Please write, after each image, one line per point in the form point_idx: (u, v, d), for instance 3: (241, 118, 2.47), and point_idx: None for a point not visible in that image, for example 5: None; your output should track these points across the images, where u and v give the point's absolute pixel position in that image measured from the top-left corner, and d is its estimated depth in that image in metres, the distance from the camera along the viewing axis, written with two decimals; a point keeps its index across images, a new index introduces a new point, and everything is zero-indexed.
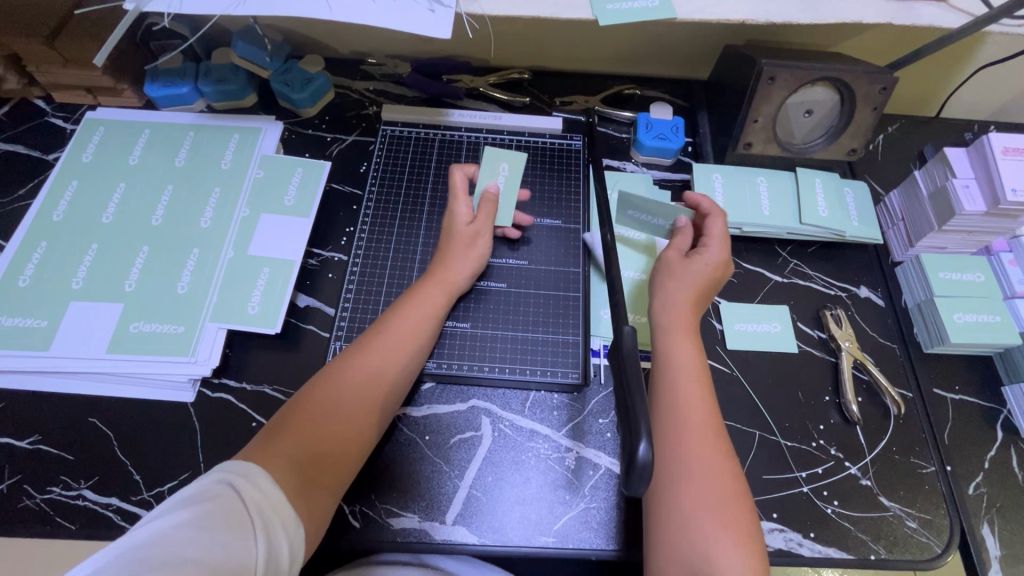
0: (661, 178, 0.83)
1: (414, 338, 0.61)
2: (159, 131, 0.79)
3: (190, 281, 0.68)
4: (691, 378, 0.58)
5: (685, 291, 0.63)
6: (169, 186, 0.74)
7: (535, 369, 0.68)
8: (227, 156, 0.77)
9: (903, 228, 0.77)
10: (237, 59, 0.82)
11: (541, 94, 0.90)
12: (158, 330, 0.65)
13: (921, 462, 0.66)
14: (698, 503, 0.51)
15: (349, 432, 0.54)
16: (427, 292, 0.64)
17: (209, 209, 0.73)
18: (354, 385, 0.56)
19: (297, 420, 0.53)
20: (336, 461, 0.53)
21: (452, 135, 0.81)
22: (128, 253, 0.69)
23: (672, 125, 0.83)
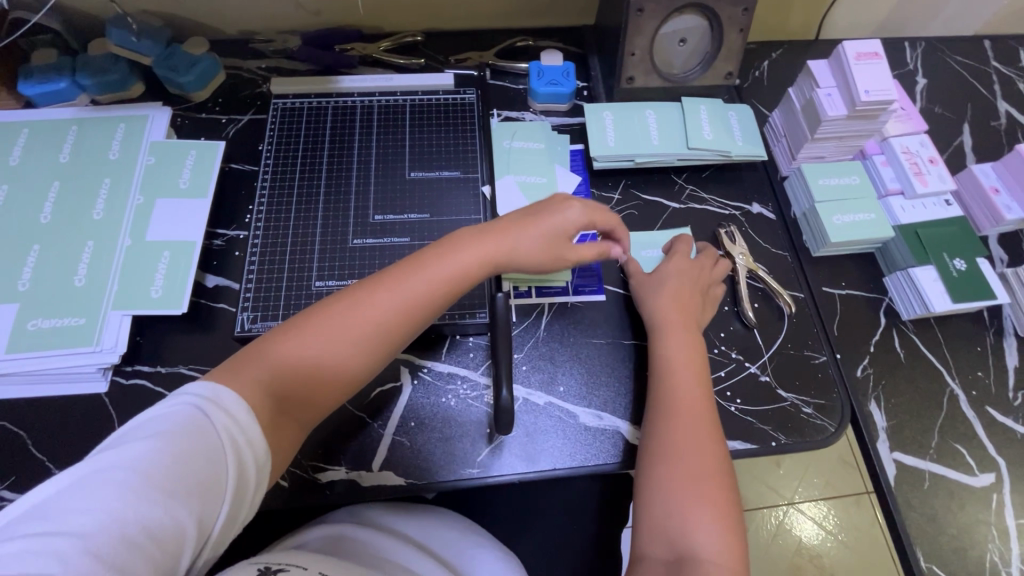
0: (559, 124, 0.86)
1: (429, 302, 0.58)
2: (39, 129, 0.76)
3: (88, 273, 0.67)
4: (682, 375, 0.62)
5: (672, 297, 0.67)
6: (53, 183, 0.72)
7: (447, 314, 0.69)
8: (116, 147, 0.75)
9: (786, 142, 0.82)
10: (113, 48, 0.81)
11: (435, 54, 0.91)
12: (57, 325, 0.64)
13: (813, 353, 0.72)
14: (686, 481, 0.55)
15: (334, 377, 0.55)
16: (464, 253, 0.61)
17: (101, 200, 0.71)
18: (358, 326, 0.55)
19: (289, 349, 0.53)
20: (316, 400, 0.54)
21: (345, 101, 0.79)
22: (19, 253, 0.67)
23: (563, 71, 0.86)
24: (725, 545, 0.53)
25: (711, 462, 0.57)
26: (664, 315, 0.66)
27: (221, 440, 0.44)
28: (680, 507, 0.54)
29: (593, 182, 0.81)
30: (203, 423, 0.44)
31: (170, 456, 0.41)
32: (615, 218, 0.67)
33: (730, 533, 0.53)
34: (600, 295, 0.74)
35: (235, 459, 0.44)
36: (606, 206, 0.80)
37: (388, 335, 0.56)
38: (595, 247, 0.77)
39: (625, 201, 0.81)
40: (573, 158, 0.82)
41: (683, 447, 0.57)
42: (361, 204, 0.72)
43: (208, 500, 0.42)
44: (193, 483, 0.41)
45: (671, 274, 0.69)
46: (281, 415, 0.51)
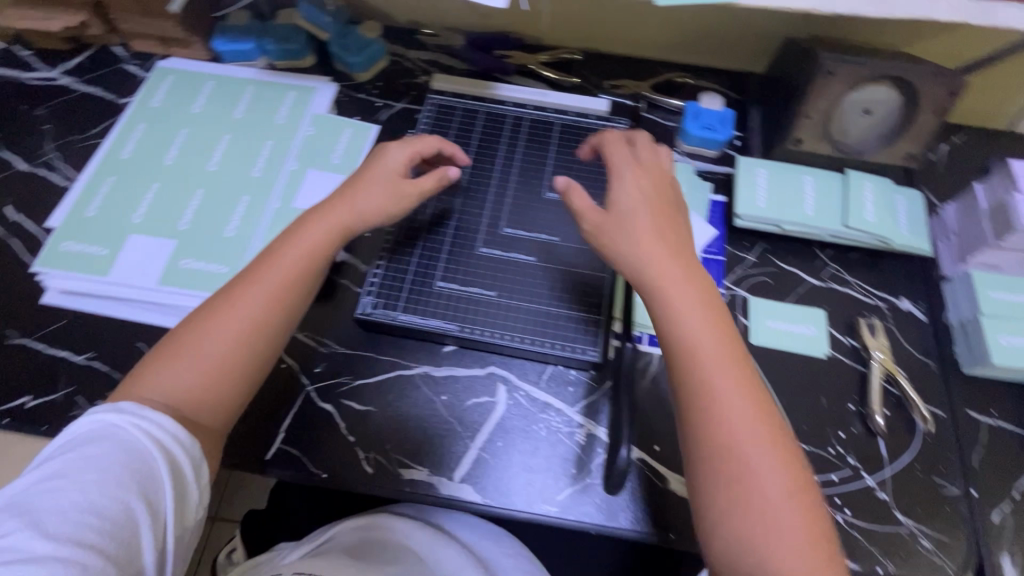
0: (703, 169, 0.83)
1: (284, 282, 0.57)
2: (222, 83, 0.83)
3: (239, 225, 0.72)
4: (698, 339, 0.53)
5: (647, 237, 0.56)
6: (225, 135, 0.78)
7: (556, 343, 0.66)
8: (284, 112, 0.80)
9: (956, 242, 0.74)
10: (299, 21, 0.87)
11: (590, 76, 0.90)
12: (204, 268, 0.69)
13: (944, 482, 0.64)
14: (744, 495, 0.48)
15: (234, 369, 0.54)
16: (321, 223, 0.59)
17: (262, 159, 0.76)
18: (220, 321, 0.55)
19: (179, 357, 0.53)
20: (220, 393, 0.54)
21: (498, 108, 0.80)
22: (186, 194, 0.73)
23: (721, 116, 0.82)
24: (802, 517, 0.47)
25: (758, 425, 0.50)
26: (670, 289, 0.54)
27: (143, 440, 0.49)
28: (741, 495, 0.48)
29: (728, 238, 0.77)
30: (117, 430, 0.49)
31: (95, 462, 0.46)
32: (437, 144, 0.69)
33: (790, 467, 0.49)
34: None
35: (161, 452, 0.49)
36: (738, 266, 0.76)
37: (258, 330, 0.55)
38: None
39: (759, 265, 0.76)
40: (713, 209, 0.79)
41: (727, 458, 0.49)
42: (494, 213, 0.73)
43: (144, 486, 0.47)
44: (121, 478, 0.46)
45: (627, 197, 0.59)
46: (183, 411, 0.52)
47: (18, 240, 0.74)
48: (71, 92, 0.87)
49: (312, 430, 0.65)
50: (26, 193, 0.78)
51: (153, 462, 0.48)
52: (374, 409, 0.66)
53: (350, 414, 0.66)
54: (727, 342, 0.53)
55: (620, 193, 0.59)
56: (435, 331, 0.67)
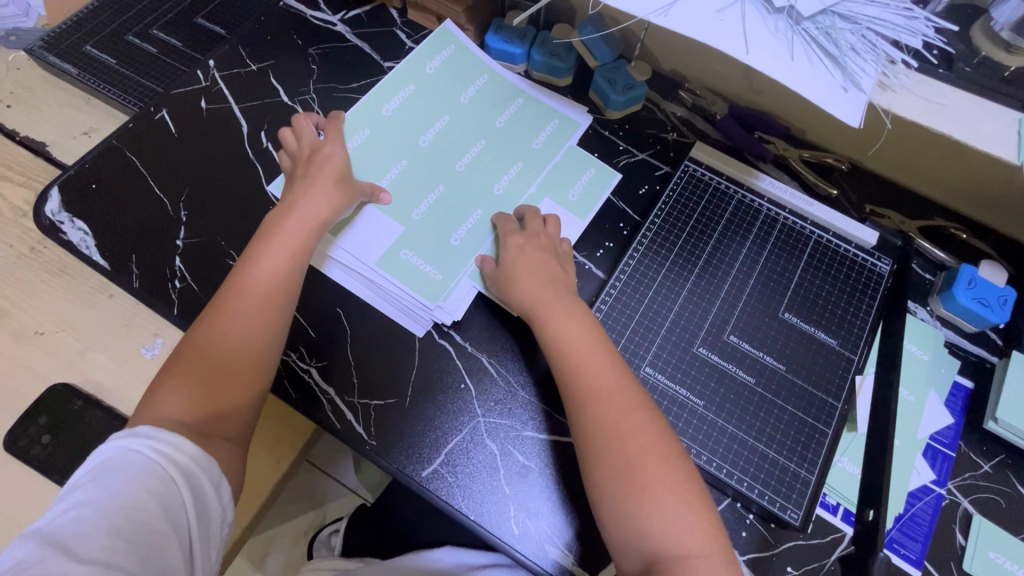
0: (953, 342, 0.72)
1: (273, 282, 0.62)
2: (494, 80, 0.83)
3: (463, 237, 0.72)
4: (600, 375, 0.59)
5: (554, 299, 0.64)
6: (479, 137, 0.78)
7: (756, 487, 0.59)
8: (542, 136, 0.79)
9: None
10: (575, 41, 0.84)
11: (850, 193, 0.81)
12: (420, 268, 0.70)
13: None
14: (655, 535, 0.52)
15: (237, 373, 0.59)
16: (293, 229, 0.66)
17: (506, 177, 0.76)
18: (223, 331, 0.60)
19: (192, 368, 0.58)
20: (229, 402, 0.58)
21: (752, 200, 0.74)
22: (427, 183, 0.75)
23: (1000, 295, 0.71)
24: (705, 533, 0.53)
25: (674, 464, 0.55)
26: (587, 359, 0.60)
27: (160, 465, 0.51)
28: (647, 513, 0.53)
29: (964, 433, 0.67)
30: (136, 456, 0.51)
31: (116, 490, 0.49)
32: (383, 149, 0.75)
33: (698, 501, 0.54)
34: (916, 567, 0.61)
35: (179, 474, 0.51)
36: (969, 471, 0.65)
37: (258, 333, 0.60)
38: (936, 510, 0.63)
39: (994, 479, 0.65)
40: (954, 392, 0.69)
41: (636, 501, 0.53)
42: (723, 315, 0.67)
43: (168, 506, 0.49)
44: (145, 500, 0.49)
45: (534, 280, 0.65)
46: (199, 428, 0.56)
47: (263, 168, 0.78)
48: (341, 40, 0.90)
49: (469, 463, 0.63)
50: (281, 125, 0.82)
51: (174, 486, 0.51)
52: (534, 468, 0.63)
53: (511, 464, 0.63)
54: (627, 384, 0.59)
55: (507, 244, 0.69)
56: None
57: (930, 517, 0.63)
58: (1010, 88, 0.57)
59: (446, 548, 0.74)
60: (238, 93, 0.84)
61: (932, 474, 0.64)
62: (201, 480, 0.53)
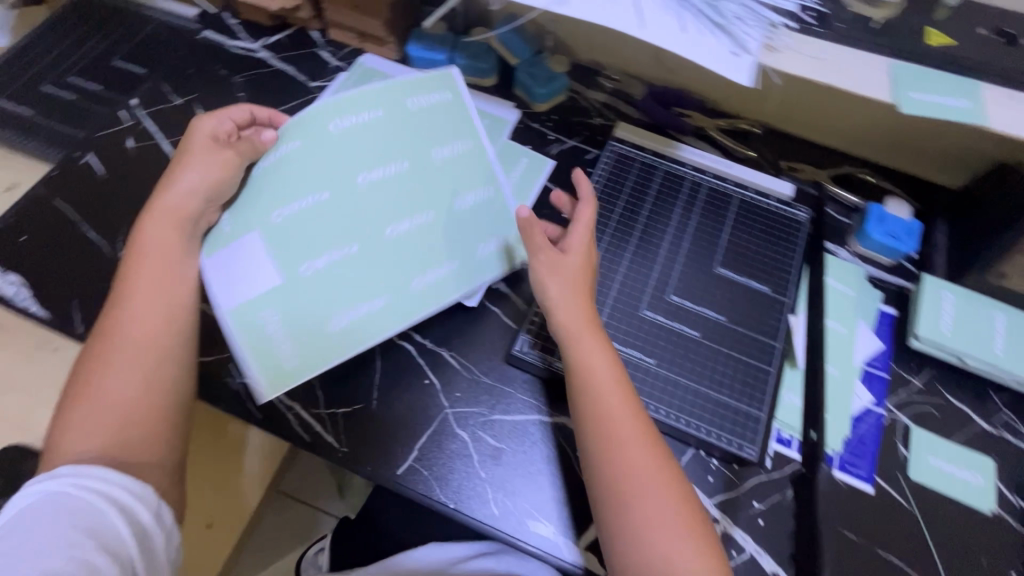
0: (875, 276, 0.78)
1: (166, 294, 0.60)
2: (417, 68, 0.75)
3: (343, 295, 0.65)
4: (602, 389, 0.57)
5: (574, 292, 0.62)
6: (369, 172, 0.67)
7: (713, 430, 0.63)
8: (464, 186, 0.71)
9: None
10: (494, 42, 0.89)
11: (767, 153, 0.88)
12: (290, 344, 0.63)
13: None
14: (648, 534, 0.52)
15: (150, 397, 0.57)
16: (157, 235, 0.62)
17: (416, 219, 0.68)
18: (121, 356, 0.57)
19: (94, 403, 0.55)
20: (147, 429, 0.56)
21: (677, 169, 0.78)
22: (339, 220, 0.66)
23: (907, 227, 0.78)
24: (697, 540, 0.52)
25: (668, 470, 0.55)
26: (594, 357, 0.59)
27: (92, 500, 0.50)
28: (642, 511, 0.53)
29: (895, 356, 0.73)
30: (65, 494, 0.50)
31: (45, 530, 0.47)
32: (259, 112, 0.72)
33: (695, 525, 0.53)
34: (869, 484, 0.65)
35: (115, 506, 0.51)
36: (903, 389, 0.71)
37: (155, 352, 0.58)
38: (878, 428, 0.68)
39: (926, 393, 0.71)
40: (882, 320, 0.75)
41: (631, 500, 0.53)
42: (664, 278, 0.71)
43: (106, 536, 0.49)
44: (79, 534, 0.48)
45: (560, 277, 0.63)
46: (116, 457, 0.54)
47: None
48: (265, 66, 0.91)
49: (444, 453, 0.64)
50: None
51: (110, 518, 0.50)
52: (506, 449, 0.65)
53: (483, 449, 0.65)
54: (624, 389, 0.58)
55: (569, 248, 0.65)
56: None
57: (874, 436, 0.68)
58: (879, 38, 0.64)
59: (431, 546, 0.75)
60: (166, 128, 0.84)
61: (871, 396, 0.70)
62: (137, 508, 0.52)
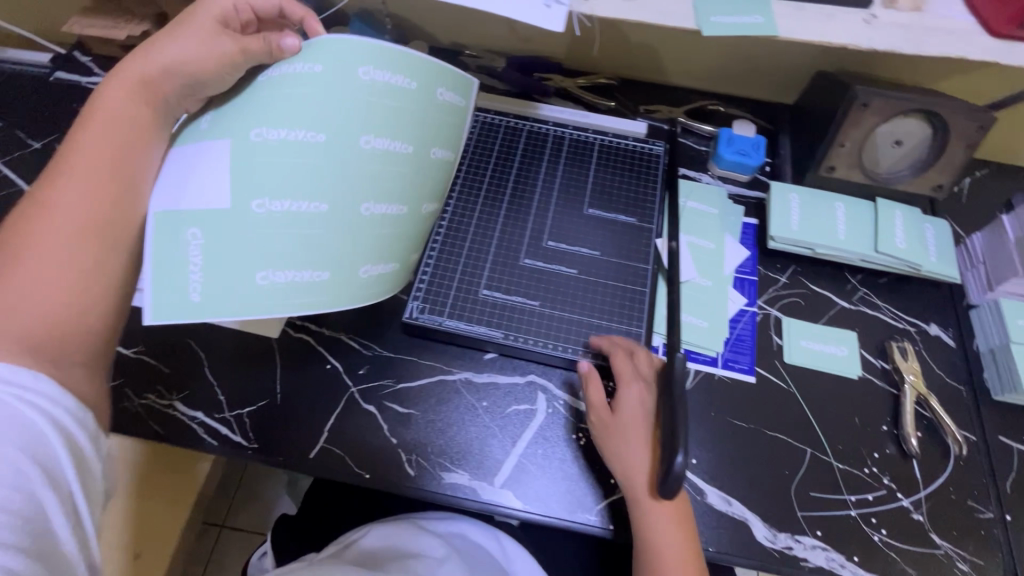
0: (735, 193, 0.85)
1: (108, 161, 0.50)
2: None
3: (275, 213, 0.50)
4: (663, 529, 0.58)
5: (644, 445, 0.61)
6: (443, 148, 0.58)
7: (599, 354, 0.68)
8: (439, 135, 0.57)
9: (984, 271, 0.76)
10: (349, 37, 0.88)
11: (626, 101, 0.93)
12: (199, 258, 0.49)
13: (978, 507, 0.65)
14: None
15: (87, 295, 0.49)
16: (112, 105, 0.52)
17: (383, 141, 0.53)
18: (63, 205, 0.49)
19: (24, 271, 0.47)
20: (75, 338, 0.48)
21: (540, 127, 0.83)
22: (290, 114, 0.50)
23: (752, 143, 0.85)
24: None
25: None
26: (642, 487, 0.59)
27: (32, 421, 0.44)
28: None
29: (761, 259, 0.80)
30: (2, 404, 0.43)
31: None
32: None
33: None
34: (751, 375, 0.71)
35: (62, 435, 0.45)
36: (771, 286, 0.78)
37: (93, 226, 0.49)
38: (753, 325, 0.75)
39: (792, 286, 0.78)
40: (745, 230, 0.82)
41: None
42: (538, 227, 0.76)
43: (54, 474, 0.44)
44: (28, 461, 0.42)
45: (631, 409, 0.62)
46: (45, 355, 0.46)
47: None
48: None
49: (418, 442, 0.66)
50: None
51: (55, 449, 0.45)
52: (415, 413, 0.67)
53: (394, 418, 0.67)
54: (674, 511, 0.59)
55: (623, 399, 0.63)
56: (482, 338, 0.69)
57: (750, 333, 0.74)
58: None
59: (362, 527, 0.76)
60: (29, 174, 0.82)
61: (744, 299, 0.76)
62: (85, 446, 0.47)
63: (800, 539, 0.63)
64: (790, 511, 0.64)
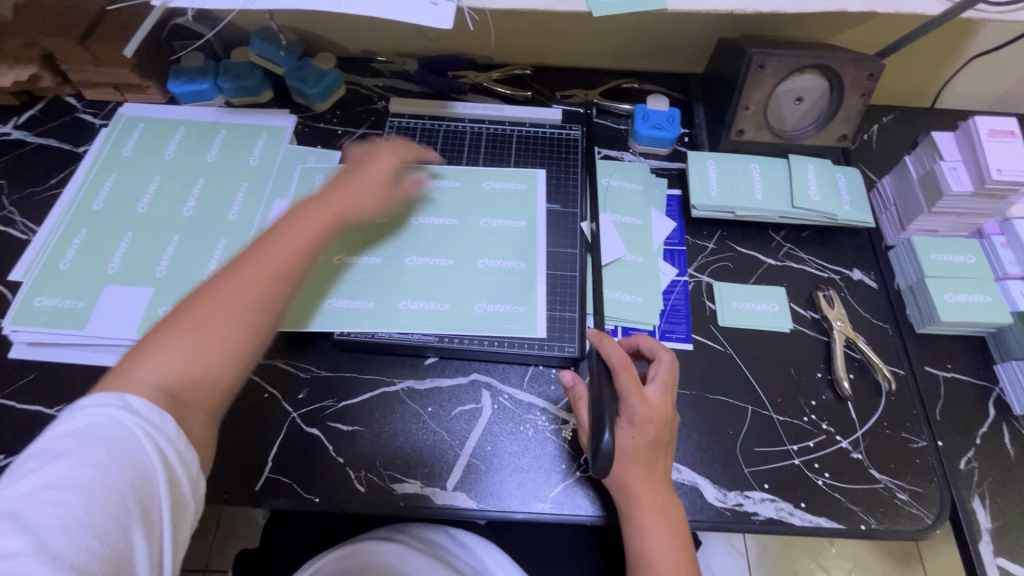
0: (657, 167, 0.86)
1: (279, 268, 0.54)
2: (275, 134, 0.84)
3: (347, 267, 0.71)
4: (648, 535, 0.58)
5: (641, 469, 0.59)
6: (492, 220, 0.76)
7: (537, 342, 0.69)
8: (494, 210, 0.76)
9: (895, 212, 0.79)
10: (253, 57, 0.87)
11: (542, 89, 0.93)
12: (293, 290, 0.70)
13: (912, 437, 0.68)
14: None
15: (216, 371, 0.49)
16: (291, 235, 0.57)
17: (427, 258, 0.73)
18: (214, 308, 0.50)
19: (171, 349, 0.48)
20: (207, 391, 0.48)
21: (456, 125, 0.84)
22: None
23: (668, 116, 0.86)
24: None
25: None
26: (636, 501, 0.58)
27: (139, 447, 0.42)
28: None
29: (687, 229, 0.81)
30: (119, 432, 0.42)
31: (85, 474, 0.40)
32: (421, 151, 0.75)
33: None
34: (688, 342, 0.73)
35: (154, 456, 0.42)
36: (700, 254, 0.79)
37: (243, 319, 0.51)
38: (686, 294, 0.76)
39: (719, 251, 0.80)
40: (670, 203, 0.83)
41: None
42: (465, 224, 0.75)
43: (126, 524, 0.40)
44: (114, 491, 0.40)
45: (631, 441, 0.59)
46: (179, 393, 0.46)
47: None
48: (23, 146, 0.86)
49: (389, 468, 0.65)
50: None
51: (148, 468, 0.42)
52: (360, 428, 0.67)
53: (339, 436, 0.66)
54: (664, 521, 0.58)
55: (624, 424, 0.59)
56: (416, 343, 0.68)
57: (685, 301, 0.75)
58: None
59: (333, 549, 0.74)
60: None
61: (675, 269, 0.77)
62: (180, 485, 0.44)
63: (750, 495, 0.64)
64: (738, 469, 0.66)
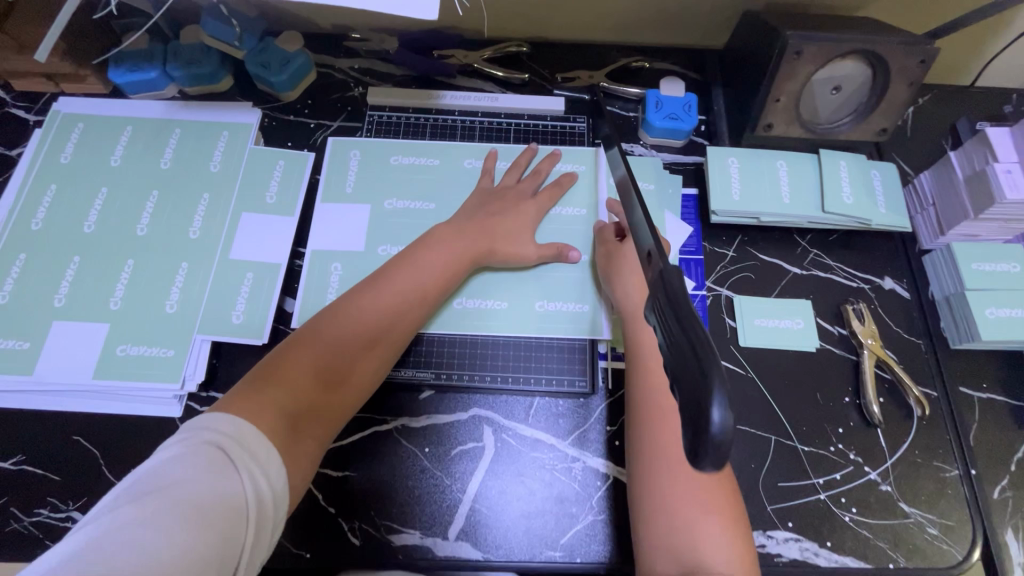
0: (671, 162, 0.77)
1: (421, 289, 0.59)
2: (239, 132, 0.74)
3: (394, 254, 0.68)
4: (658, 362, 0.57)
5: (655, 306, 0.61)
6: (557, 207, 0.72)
7: (542, 377, 0.65)
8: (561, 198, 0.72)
9: (934, 213, 0.72)
10: (206, 39, 0.74)
11: (541, 70, 0.82)
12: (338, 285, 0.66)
13: (944, 465, 0.63)
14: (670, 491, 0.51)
15: (341, 391, 0.52)
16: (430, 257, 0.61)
17: None
18: (355, 319, 0.55)
19: (305, 363, 0.51)
20: (329, 414, 0.51)
21: (445, 119, 0.77)
22: (397, 187, 0.72)
23: (685, 103, 0.76)
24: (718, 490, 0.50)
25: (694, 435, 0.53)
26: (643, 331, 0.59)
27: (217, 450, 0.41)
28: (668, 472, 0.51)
29: (705, 234, 0.73)
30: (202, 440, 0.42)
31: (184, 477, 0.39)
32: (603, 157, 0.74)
33: (738, 525, 0.50)
34: None
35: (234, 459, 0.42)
36: (718, 264, 0.72)
37: (379, 339, 0.55)
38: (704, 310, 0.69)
39: (740, 259, 0.72)
40: (686, 203, 0.74)
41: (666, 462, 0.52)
42: None
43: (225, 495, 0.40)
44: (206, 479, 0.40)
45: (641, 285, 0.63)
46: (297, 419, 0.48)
47: None
48: None
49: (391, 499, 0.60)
50: None
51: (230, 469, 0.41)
52: (353, 474, 0.61)
53: (329, 484, 0.60)
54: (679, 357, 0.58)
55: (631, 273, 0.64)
56: (411, 382, 0.64)
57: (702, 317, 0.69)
58: None
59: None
60: None
61: (691, 283, 0.70)
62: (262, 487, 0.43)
63: (773, 535, 0.60)
64: (760, 506, 0.61)
